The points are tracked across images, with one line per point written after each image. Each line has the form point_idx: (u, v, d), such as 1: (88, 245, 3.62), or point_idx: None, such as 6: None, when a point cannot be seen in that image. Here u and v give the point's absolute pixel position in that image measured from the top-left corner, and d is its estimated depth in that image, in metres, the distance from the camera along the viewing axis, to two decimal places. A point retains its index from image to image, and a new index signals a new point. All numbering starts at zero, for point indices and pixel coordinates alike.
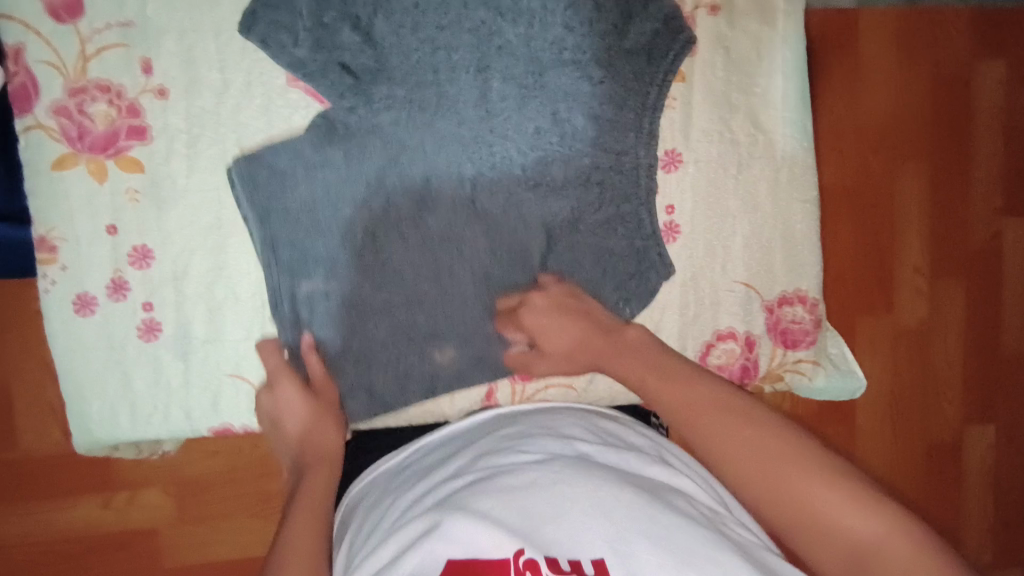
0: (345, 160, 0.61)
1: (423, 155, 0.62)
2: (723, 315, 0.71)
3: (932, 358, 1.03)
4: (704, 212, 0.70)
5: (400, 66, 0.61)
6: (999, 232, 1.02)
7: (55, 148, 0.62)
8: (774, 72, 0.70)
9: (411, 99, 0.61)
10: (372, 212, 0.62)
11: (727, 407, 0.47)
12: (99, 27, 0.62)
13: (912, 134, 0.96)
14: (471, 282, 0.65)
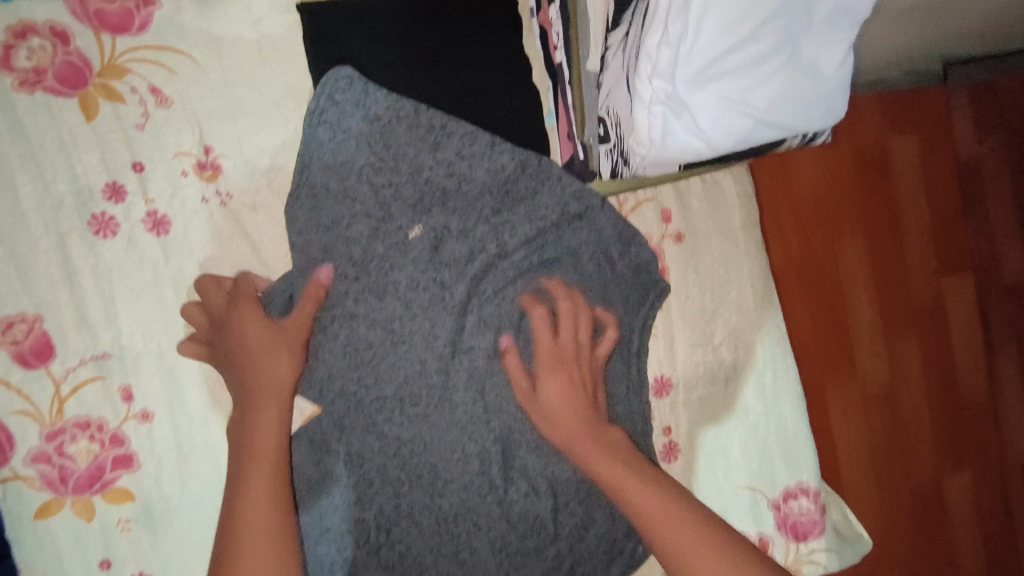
0: (358, 450, 0.65)
1: (426, 447, 0.67)
2: (733, 521, 0.72)
3: (902, 418, 1.03)
4: (700, 427, 0.72)
5: (393, 362, 0.66)
6: (938, 290, 1.05)
7: (38, 497, 0.59)
8: (743, 282, 0.73)
9: (406, 398, 0.67)
10: (390, 513, 0.66)
11: (684, 511, 0.51)
12: (72, 365, 0.59)
13: (844, 211, 1.00)
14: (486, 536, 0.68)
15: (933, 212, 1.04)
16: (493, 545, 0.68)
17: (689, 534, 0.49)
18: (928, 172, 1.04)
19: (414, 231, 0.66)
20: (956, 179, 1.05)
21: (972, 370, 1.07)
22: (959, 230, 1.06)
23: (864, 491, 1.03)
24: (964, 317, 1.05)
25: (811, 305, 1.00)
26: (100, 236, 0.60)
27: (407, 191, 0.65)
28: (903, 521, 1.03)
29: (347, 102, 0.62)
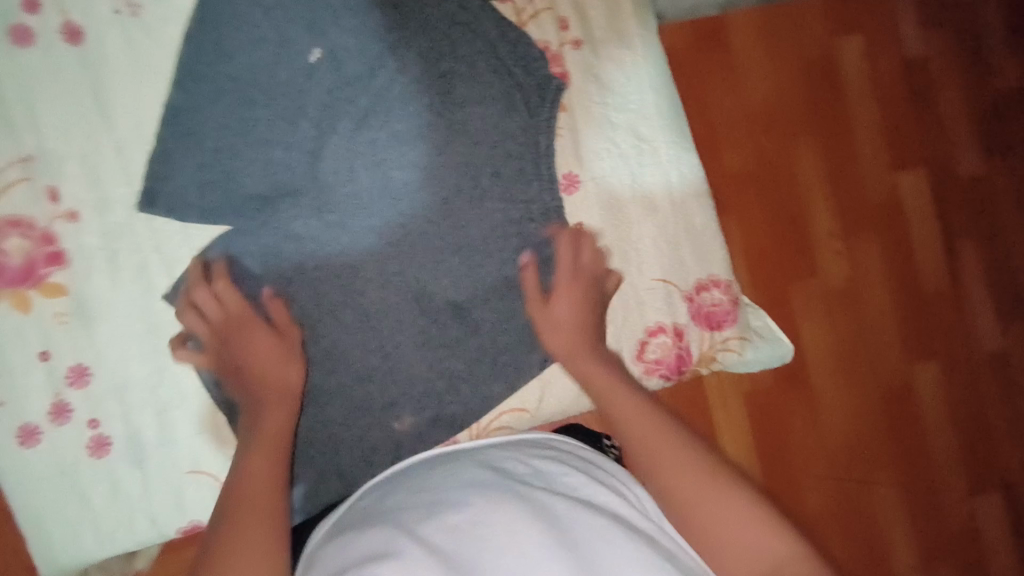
0: (275, 254, 0.68)
1: (342, 252, 0.70)
2: (648, 312, 0.76)
3: (865, 313, 1.07)
4: (611, 224, 0.75)
5: (303, 175, 0.68)
6: (894, 185, 1.10)
7: None
8: (645, 86, 0.77)
9: (317, 210, 0.69)
10: (313, 318, 0.69)
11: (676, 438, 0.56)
12: (1, 167, 0.63)
13: (789, 113, 1.06)
14: (412, 331, 0.71)
15: (874, 110, 1.10)
16: (417, 339, 0.71)
17: (655, 434, 0.57)
18: (869, 72, 1.09)
19: (315, 52, 0.69)
20: (897, 80, 1.11)
21: (931, 260, 1.12)
22: (909, 128, 1.11)
23: (835, 389, 1.06)
24: (920, 210, 1.11)
25: (765, 205, 1.04)
26: (19, 45, 0.64)
27: (297, 12, 0.68)
28: (872, 416, 1.07)
29: None
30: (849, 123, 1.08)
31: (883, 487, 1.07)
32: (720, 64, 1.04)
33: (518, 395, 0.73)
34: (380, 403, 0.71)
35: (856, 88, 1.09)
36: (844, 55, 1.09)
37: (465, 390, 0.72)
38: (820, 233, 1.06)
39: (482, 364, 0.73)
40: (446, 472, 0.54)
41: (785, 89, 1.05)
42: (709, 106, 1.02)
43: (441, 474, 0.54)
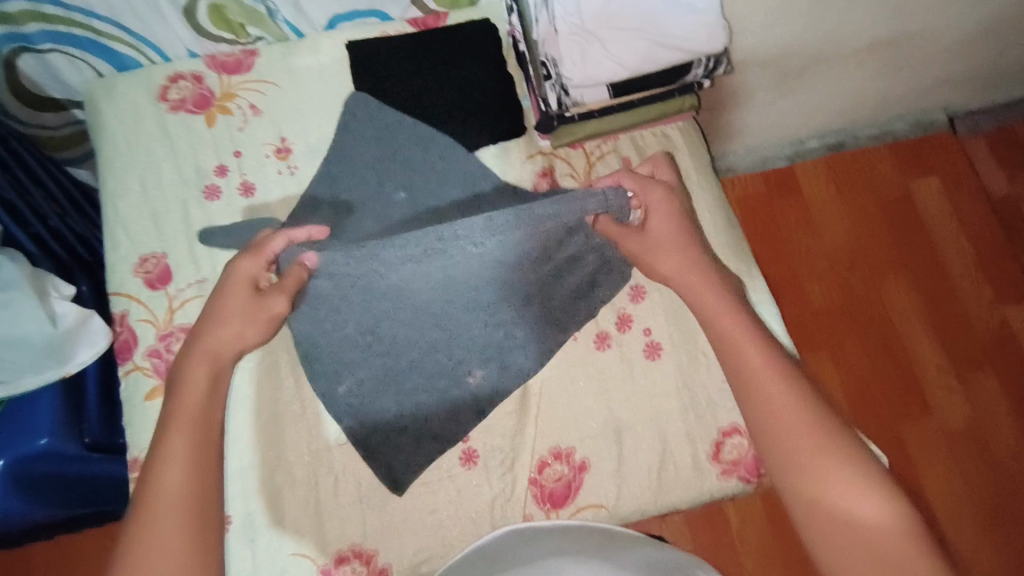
0: (363, 358, 0.78)
1: (404, 313, 0.77)
2: (721, 413, 0.79)
3: (988, 442, 1.25)
4: (677, 328, 0.82)
5: (391, 307, 0.76)
6: (1001, 317, 1.31)
7: (148, 382, 0.78)
8: (703, 209, 0.87)
9: (382, 299, 0.75)
10: (387, 352, 0.78)
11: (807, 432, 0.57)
12: (182, 287, 0.82)
13: (878, 256, 1.34)
14: (470, 374, 0.78)
15: (968, 248, 1.35)
16: (508, 430, 0.78)
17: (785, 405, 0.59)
18: (955, 214, 1.36)
19: (400, 191, 0.83)
20: (984, 219, 1.36)
21: None
22: (1006, 264, 1.34)
23: (973, 530, 1.21)
24: None
25: (861, 341, 1.30)
26: (208, 199, 0.85)
27: (400, 176, 0.84)
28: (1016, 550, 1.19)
29: (357, 119, 0.86)
30: (944, 261, 1.34)
31: None
32: (799, 218, 1.36)
33: (596, 491, 0.76)
34: (465, 494, 0.76)
35: (946, 233, 1.36)
36: (927, 204, 1.37)
37: (544, 485, 0.76)
38: (926, 364, 1.29)
39: (559, 461, 0.77)
40: (531, 548, 0.58)
41: (864, 235, 1.35)
42: (789, 252, 1.35)
43: (527, 550, 0.58)
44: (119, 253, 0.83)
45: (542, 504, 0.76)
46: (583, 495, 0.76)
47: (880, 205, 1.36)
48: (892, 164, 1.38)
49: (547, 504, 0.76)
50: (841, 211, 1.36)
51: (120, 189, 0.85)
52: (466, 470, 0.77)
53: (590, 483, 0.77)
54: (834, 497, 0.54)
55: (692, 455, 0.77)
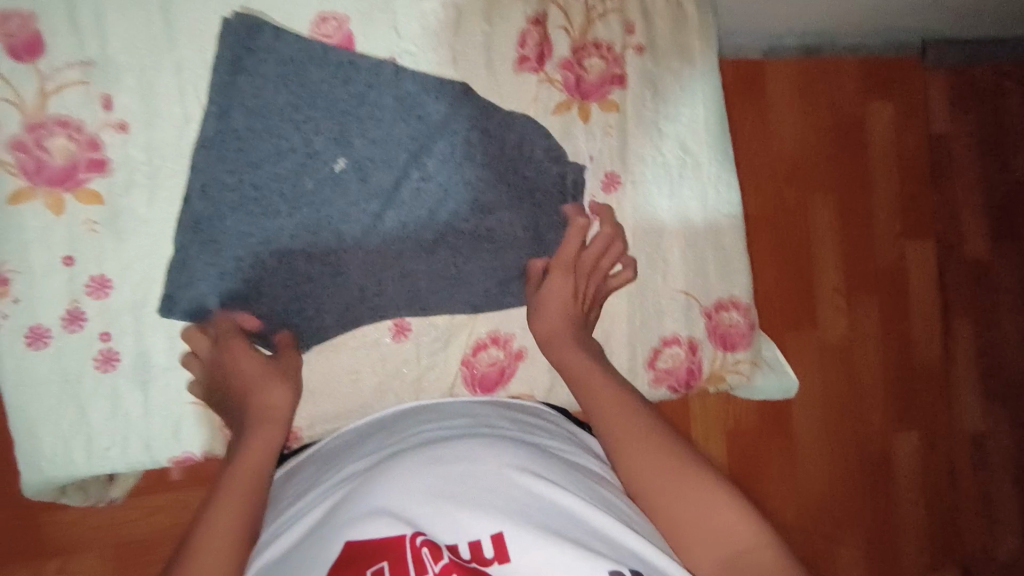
0: (257, 100, 0.67)
1: (273, 103, 0.67)
2: (667, 322, 0.77)
3: (855, 368, 1.13)
4: (643, 229, 0.76)
5: (322, 78, 0.69)
6: (901, 253, 1.15)
7: (12, 182, 0.62)
8: (697, 102, 0.78)
9: (302, 102, 0.68)
10: (255, 168, 0.67)
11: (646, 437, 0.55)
12: (59, 65, 0.63)
13: (814, 169, 1.10)
14: (344, 192, 0.70)
15: (896, 180, 1.14)
16: (446, 304, 0.72)
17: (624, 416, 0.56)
18: (896, 142, 1.14)
19: (373, 71, 0.70)
20: (917, 155, 1.16)
21: (927, 332, 1.17)
22: (924, 204, 1.16)
23: (817, 449, 1.13)
24: (920, 285, 1.16)
25: (787, 252, 1.09)
26: None
27: (367, 97, 0.70)
28: (846, 465, 1.14)
29: (263, 47, 0.67)
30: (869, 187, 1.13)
31: (850, 540, 1.15)
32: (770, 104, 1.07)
33: (527, 380, 0.74)
34: (389, 369, 0.71)
35: (880, 159, 1.14)
36: (875, 125, 1.13)
37: (474, 367, 0.73)
38: (826, 284, 1.11)
39: (494, 344, 0.73)
40: (426, 416, 0.56)
41: (814, 141, 1.09)
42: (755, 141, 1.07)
43: (422, 417, 0.56)
44: None
45: (471, 386, 0.73)
46: (514, 382, 0.74)
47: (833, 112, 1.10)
48: (857, 74, 1.11)
49: (476, 387, 0.73)
50: (797, 109, 1.08)
51: None
52: (394, 341, 0.71)
53: (522, 371, 0.74)
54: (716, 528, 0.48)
55: (629, 363, 0.76)
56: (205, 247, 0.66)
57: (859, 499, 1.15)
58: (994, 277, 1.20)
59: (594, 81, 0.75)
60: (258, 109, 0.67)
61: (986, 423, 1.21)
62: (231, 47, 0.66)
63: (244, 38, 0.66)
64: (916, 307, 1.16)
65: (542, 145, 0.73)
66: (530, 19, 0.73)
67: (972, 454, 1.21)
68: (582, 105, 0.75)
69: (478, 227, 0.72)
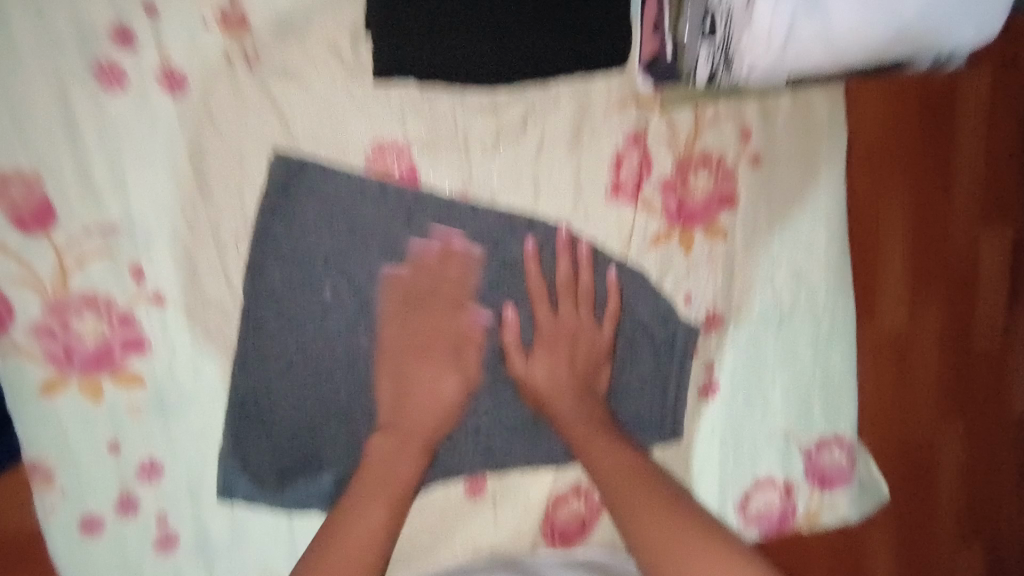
0: (299, 251, 0.57)
1: (317, 252, 0.57)
2: (762, 463, 0.70)
3: (910, 373, 0.82)
4: (744, 368, 0.67)
5: (378, 217, 0.57)
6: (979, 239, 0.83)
7: (42, 372, 0.55)
8: (818, 219, 0.65)
9: (351, 245, 0.58)
10: (295, 330, 0.58)
11: (651, 502, 0.57)
12: (77, 234, 0.53)
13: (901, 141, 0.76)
14: (402, 345, 0.61)
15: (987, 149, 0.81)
16: (523, 460, 0.65)
17: (630, 483, 0.58)
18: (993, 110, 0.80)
19: (437, 207, 0.58)
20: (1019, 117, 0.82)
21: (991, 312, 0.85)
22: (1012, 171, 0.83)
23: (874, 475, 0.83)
24: (994, 270, 0.84)
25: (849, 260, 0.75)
26: (106, 88, 0.52)
27: (435, 238, 0.59)
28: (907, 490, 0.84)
29: (305, 191, 0.56)
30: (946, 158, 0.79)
31: None
32: None
33: (608, 529, 0.69)
34: (464, 525, 0.66)
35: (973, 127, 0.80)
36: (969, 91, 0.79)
37: (554, 522, 0.67)
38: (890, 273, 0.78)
39: (575, 496, 0.67)
40: None
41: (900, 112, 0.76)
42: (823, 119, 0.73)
43: None
44: None
45: (551, 540, 0.68)
46: (595, 532, 0.69)
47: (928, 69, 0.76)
48: None
49: (556, 540, 0.68)
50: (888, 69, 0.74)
51: None
52: (470, 497, 0.65)
53: (604, 521, 0.69)
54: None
55: (719, 507, 0.69)
56: (252, 425, 0.59)
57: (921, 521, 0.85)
58: None
59: (700, 201, 0.63)
60: (305, 265, 0.57)
61: None
62: (272, 194, 0.55)
63: (288, 170, 0.55)
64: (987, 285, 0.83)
65: (636, 282, 0.63)
66: (628, 136, 0.60)
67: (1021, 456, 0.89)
68: (683, 233, 0.63)
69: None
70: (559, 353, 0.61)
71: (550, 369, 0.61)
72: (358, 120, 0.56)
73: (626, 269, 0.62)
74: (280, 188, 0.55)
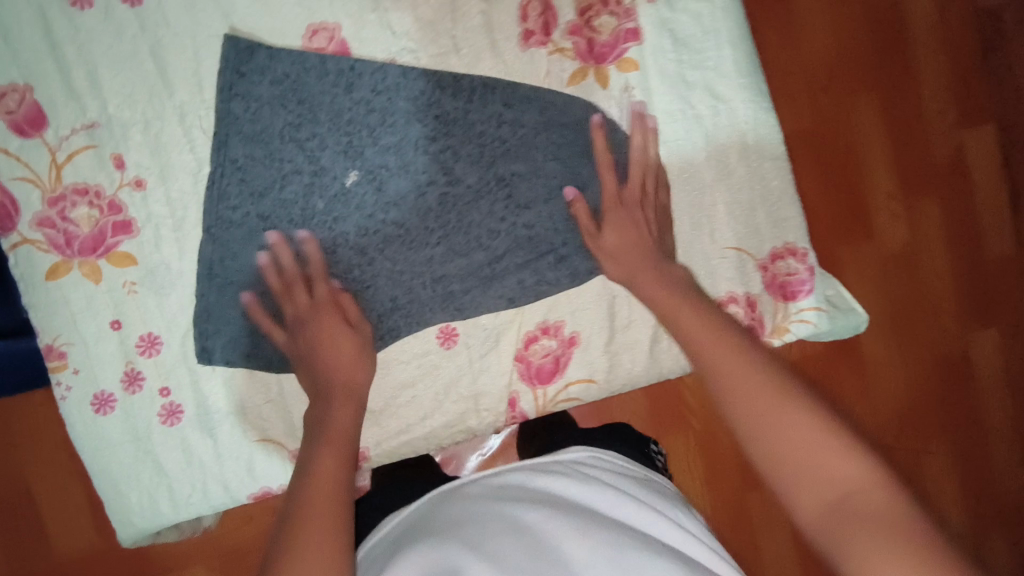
0: (253, 125, 0.64)
1: (270, 125, 0.65)
2: (721, 282, 0.73)
3: (920, 272, 1.07)
4: (682, 190, 0.72)
5: (322, 89, 0.65)
6: (956, 146, 1.06)
7: (47, 258, 0.63)
8: (723, 42, 0.71)
9: (299, 117, 0.65)
10: (261, 199, 0.65)
11: (761, 374, 0.50)
12: (65, 133, 0.62)
13: (848, 72, 0.99)
14: (357, 203, 0.66)
15: (939, 73, 1.04)
16: (487, 304, 0.70)
17: (729, 359, 0.52)
18: (942, 36, 1.03)
19: (374, 73, 0.66)
20: (963, 43, 1.05)
21: (950, 225, 1.08)
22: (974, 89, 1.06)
23: (885, 350, 1.08)
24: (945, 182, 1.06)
25: (825, 167, 1.01)
26: (77, 7, 0.62)
27: (376, 102, 0.66)
28: (926, 369, 1.09)
29: (254, 70, 0.64)
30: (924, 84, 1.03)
31: (933, 449, 1.11)
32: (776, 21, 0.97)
33: (585, 364, 0.72)
34: (443, 375, 0.70)
35: (924, 58, 1.03)
36: (914, 19, 1.02)
37: (529, 363, 0.71)
38: (880, 187, 1.03)
39: (545, 335, 0.71)
40: (489, 489, 0.53)
41: (849, 46, 0.99)
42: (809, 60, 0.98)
43: (486, 490, 0.53)
44: None
45: (529, 380, 0.71)
46: (573, 369, 0.72)
47: (872, 14, 0.99)
48: None
49: (534, 381, 0.72)
50: (833, 15, 0.98)
51: None
52: (442, 347, 0.70)
53: (578, 358, 0.72)
54: (838, 478, 0.43)
55: None
56: (227, 290, 0.65)
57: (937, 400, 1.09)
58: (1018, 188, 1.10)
59: (607, 40, 0.70)
60: (260, 138, 0.64)
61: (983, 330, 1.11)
62: (228, 76, 0.64)
63: (239, 52, 0.64)
64: (937, 193, 1.06)
65: (567, 123, 0.69)
66: None
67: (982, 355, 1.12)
68: (598, 69, 0.70)
69: (514, 224, 0.69)
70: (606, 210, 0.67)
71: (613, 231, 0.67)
72: (291, 7, 0.65)
73: (551, 108, 0.69)
74: (234, 69, 0.64)
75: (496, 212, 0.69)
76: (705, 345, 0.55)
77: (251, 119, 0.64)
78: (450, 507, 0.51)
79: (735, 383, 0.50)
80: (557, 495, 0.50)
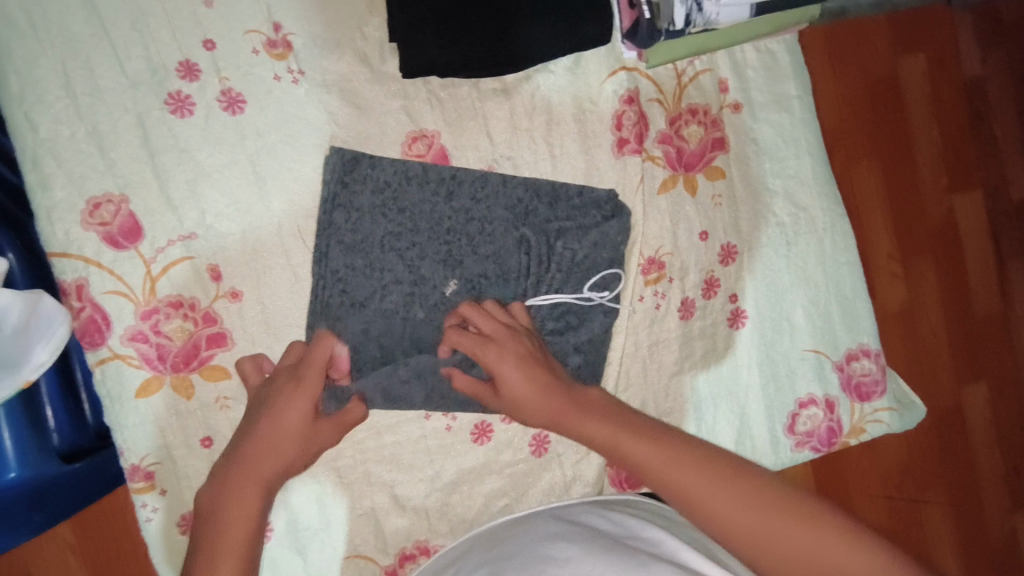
0: (354, 234, 0.63)
1: (371, 235, 0.63)
2: (800, 383, 0.74)
3: (919, 329, 1.00)
4: (764, 294, 0.73)
5: (423, 197, 0.64)
6: (949, 208, 1.01)
7: (139, 375, 0.60)
8: (802, 150, 0.74)
9: (401, 225, 0.64)
10: (362, 309, 0.63)
11: (734, 477, 0.50)
12: (161, 245, 0.60)
13: (855, 135, 0.95)
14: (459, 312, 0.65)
15: (935, 131, 1.00)
16: None
17: (689, 472, 0.51)
18: (935, 95, 1.00)
19: (476, 181, 0.66)
20: (957, 104, 1.01)
21: (951, 280, 1.02)
22: (967, 144, 1.02)
23: None
24: (938, 230, 1.01)
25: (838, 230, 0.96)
26: (177, 115, 0.60)
27: (477, 210, 0.65)
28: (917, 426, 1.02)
29: (356, 180, 0.63)
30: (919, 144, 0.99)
31: (930, 507, 1.02)
32: None
33: None
34: (535, 484, 0.69)
35: (919, 117, 0.99)
36: (912, 84, 0.98)
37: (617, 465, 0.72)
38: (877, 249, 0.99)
39: None
40: (524, 537, 0.54)
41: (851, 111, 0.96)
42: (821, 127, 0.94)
43: (522, 538, 0.54)
44: (54, 199, 0.57)
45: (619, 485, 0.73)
46: None
47: (869, 84, 0.96)
48: (885, 32, 0.97)
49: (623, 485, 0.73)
50: (835, 84, 0.94)
51: (33, 92, 0.57)
52: (477, 445, 0.68)
53: None
54: (849, 567, 0.43)
55: (769, 429, 0.74)
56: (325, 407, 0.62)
57: (931, 456, 1.02)
58: (1003, 249, 1.07)
59: (695, 149, 0.71)
60: (362, 248, 0.63)
61: (973, 387, 1.04)
62: (328, 186, 0.62)
63: (345, 161, 0.63)
64: (931, 246, 1.00)
65: (660, 228, 0.70)
66: (622, 98, 0.69)
67: (981, 411, 1.05)
68: (688, 177, 0.71)
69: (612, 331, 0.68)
70: (522, 362, 0.59)
71: (521, 377, 0.58)
72: (392, 115, 0.65)
73: (638, 212, 0.69)
74: (340, 181, 0.63)
75: (595, 322, 0.67)
76: (667, 473, 0.51)
77: (352, 228, 0.63)
78: (474, 564, 0.52)
79: (705, 498, 0.49)
80: (578, 537, 0.51)
